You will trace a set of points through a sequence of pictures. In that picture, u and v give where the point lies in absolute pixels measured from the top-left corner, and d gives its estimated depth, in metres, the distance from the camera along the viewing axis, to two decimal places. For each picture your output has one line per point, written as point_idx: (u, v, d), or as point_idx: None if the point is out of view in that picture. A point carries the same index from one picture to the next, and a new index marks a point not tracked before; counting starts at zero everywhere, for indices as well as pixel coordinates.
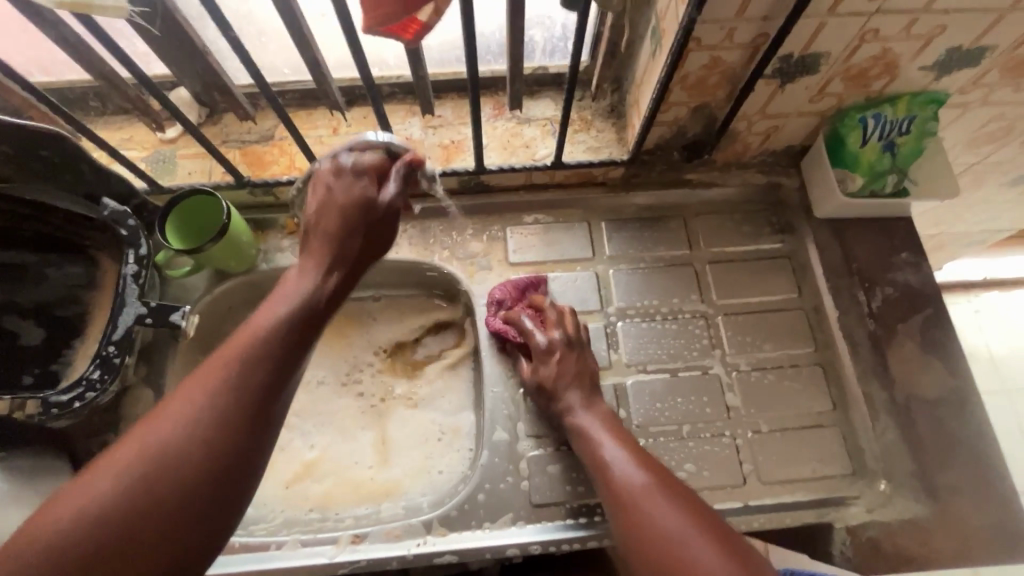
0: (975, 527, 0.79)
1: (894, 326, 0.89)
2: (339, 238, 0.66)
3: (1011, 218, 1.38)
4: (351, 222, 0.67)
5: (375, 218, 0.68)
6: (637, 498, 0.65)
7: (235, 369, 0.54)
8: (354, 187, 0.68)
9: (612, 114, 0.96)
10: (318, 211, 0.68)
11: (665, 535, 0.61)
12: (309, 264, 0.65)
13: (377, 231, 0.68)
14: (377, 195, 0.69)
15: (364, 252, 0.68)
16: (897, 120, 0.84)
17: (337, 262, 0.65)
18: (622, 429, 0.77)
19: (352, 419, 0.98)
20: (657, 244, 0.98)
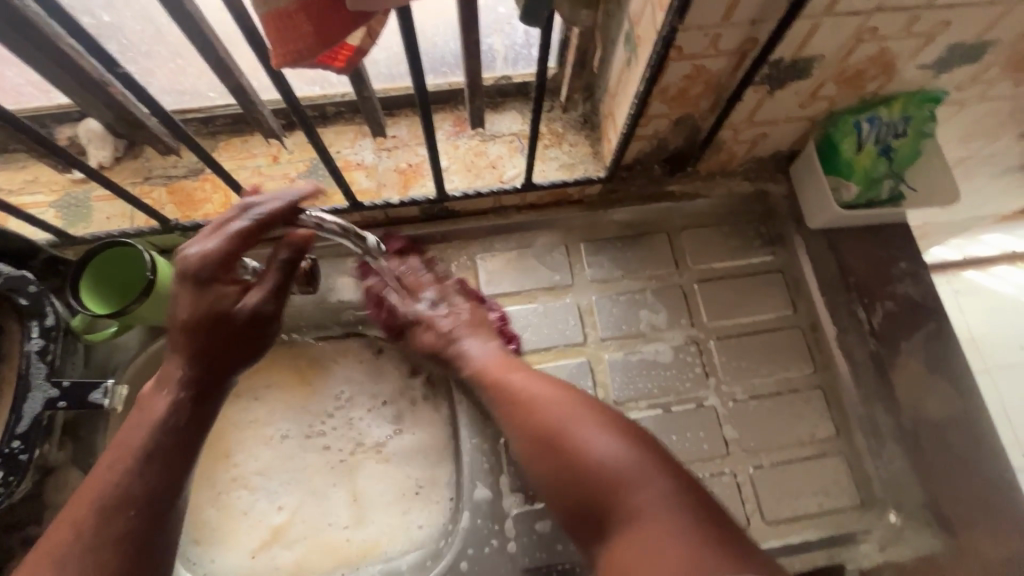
0: (991, 558, 0.74)
1: (897, 344, 0.83)
2: (194, 349, 0.60)
3: (998, 204, 1.34)
4: (221, 328, 0.60)
5: (238, 331, 0.62)
6: (564, 432, 0.63)
7: (101, 517, 0.54)
8: (203, 298, 0.60)
9: (585, 126, 0.87)
10: (177, 316, 0.60)
11: (594, 454, 0.61)
12: (163, 377, 0.61)
13: (245, 339, 0.62)
14: (234, 304, 0.61)
15: (226, 363, 0.62)
16: (893, 121, 0.78)
17: (193, 379, 0.61)
18: (540, 372, 0.73)
19: (318, 477, 0.88)
20: (641, 265, 0.90)
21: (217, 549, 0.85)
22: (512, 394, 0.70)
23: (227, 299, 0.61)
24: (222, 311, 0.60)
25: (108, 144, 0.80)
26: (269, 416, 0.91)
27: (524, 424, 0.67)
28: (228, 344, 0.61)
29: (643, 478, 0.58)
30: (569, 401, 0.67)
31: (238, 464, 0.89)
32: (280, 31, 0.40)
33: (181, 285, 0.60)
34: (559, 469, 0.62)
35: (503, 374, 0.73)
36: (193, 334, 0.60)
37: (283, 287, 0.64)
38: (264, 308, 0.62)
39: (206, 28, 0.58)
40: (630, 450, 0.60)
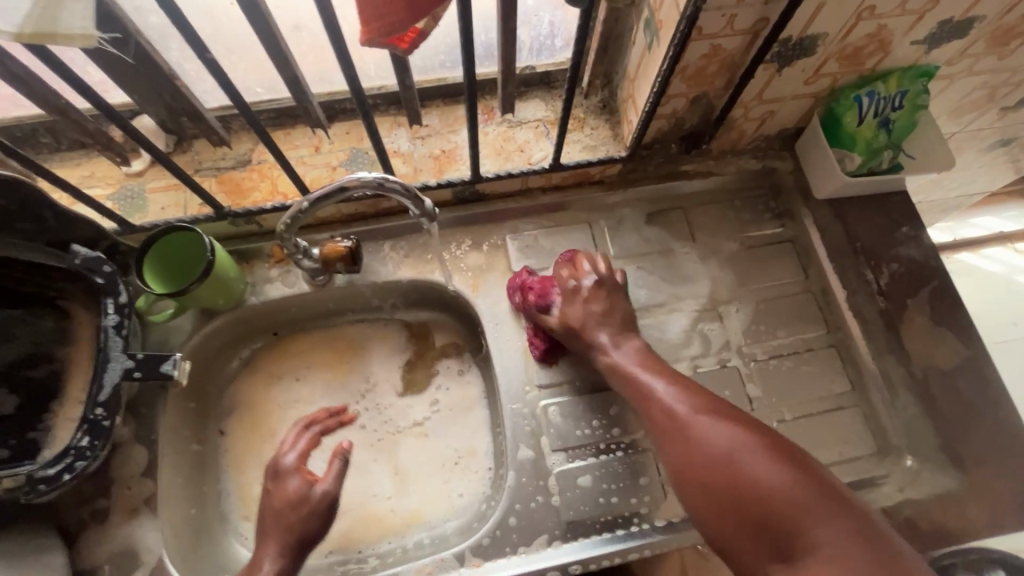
0: (1003, 493, 0.80)
1: (904, 302, 0.89)
2: (279, 535, 0.70)
3: (985, 181, 1.42)
4: (304, 510, 0.71)
5: (314, 513, 0.72)
6: (710, 449, 0.63)
7: None
8: (288, 487, 0.73)
9: (604, 111, 0.93)
10: (265, 505, 0.73)
11: (761, 481, 0.59)
12: (256, 559, 0.69)
13: (318, 521, 0.72)
14: (311, 487, 0.73)
15: (306, 540, 0.71)
16: (891, 96, 0.84)
17: (286, 556, 0.69)
18: (678, 377, 0.74)
19: (362, 450, 0.93)
20: (661, 240, 0.95)
21: None
22: (654, 406, 0.71)
23: (301, 484, 0.73)
24: (301, 494, 0.72)
25: (160, 138, 0.84)
26: (312, 396, 0.93)
27: (665, 440, 0.68)
28: (309, 522, 0.71)
29: (813, 514, 0.56)
30: (721, 417, 0.66)
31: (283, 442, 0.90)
32: (374, 7, 0.47)
33: (265, 482, 0.74)
34: (713, 490, 0.62)
35: (635, 373, 0.75)
36: (281, 515, 0.71)
37: (342, 474, 0.74)
38: (330, 491, 0.73)
39: (272, 20, 0.63)
40: (800, 480, 0.58)
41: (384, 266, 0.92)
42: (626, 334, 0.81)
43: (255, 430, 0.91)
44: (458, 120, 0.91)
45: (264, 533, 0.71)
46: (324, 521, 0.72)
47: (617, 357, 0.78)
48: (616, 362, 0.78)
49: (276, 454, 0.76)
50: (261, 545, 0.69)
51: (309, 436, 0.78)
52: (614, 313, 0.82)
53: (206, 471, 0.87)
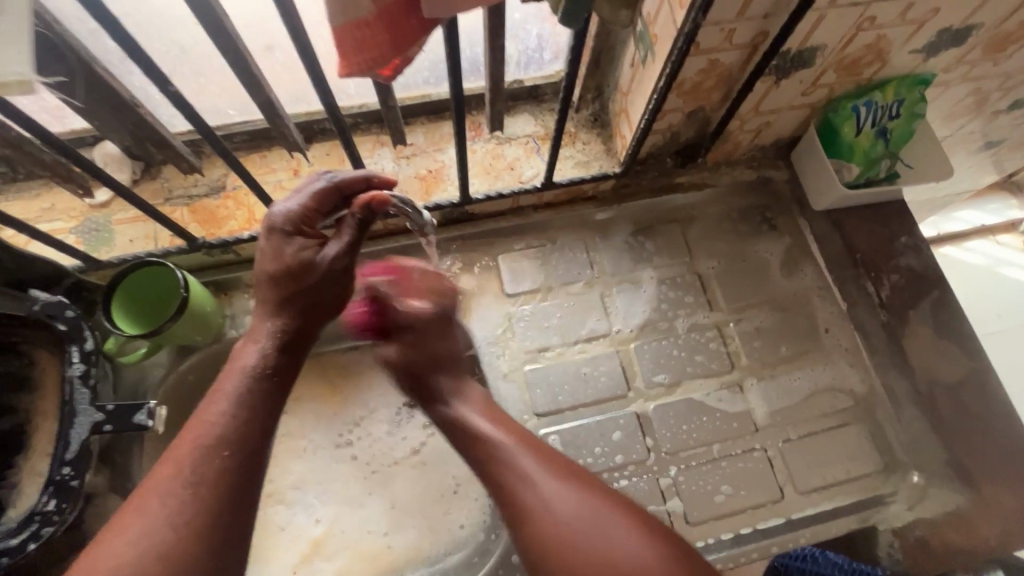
0: (1011, 508, 0.78)
1: (906, 314, 0.87)
2: (279, 307, 0.62)
3: (974, 180, 1.42)
4: (306, 300, 0.62)
5: (321, 281, 0.63)
6: (625, 565, 0.55)
7: (200, 461, 0.53)
8: (287, 249, 0.62)
9: (596, 124, 0.90)
10: (266, 272, 0.62)
11: (623, 554, 0.56)
12: (254, 331, 0.62)
13: (323, 291, 0.63)
14: (316, 254, 0.63)
15: (321, 318, 0.64)
16: (887, 105, 0.82)
17: (285, 348, 0.61)
18: (516, 426, 0.67)
19: (355, 484, 0.89)
20: (658, 255, 0.93)
21: (257, 568, 0.85)
22: (474, 448, 0.65)
23: (305, 248, 0.62)
24: (305, 260, 0.62)
25: (126, 166, 0.79)
26: (301, 429, 0.91)
27: (513, 515, 0.60)
28: (316, 293, 0.63)
29: (642, 560, 0.55)
30: (572, 476, 0.61)
31: (272, 480, 0.89)
32: (355, 40, 0.42)
33: (266, 242, 0.63)
34: (569, 573, 0.56)
35: (456, 408, 0.69)
36: (281, 284, 0.61)
37: (358, 243, 0.64)
38: (342, 260, 0.63)
39: (240, 43, 0.59)
40: (649, 545, 0.57)
41: None
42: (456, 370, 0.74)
43: None
44: (444, 138, 0.87)
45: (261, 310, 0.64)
46: (344, 290, 0.65)
47: (461, 412, 0.69)
48: (458, 415, 0.69)
49: (283, 206, 0.63)
50: (257, 319, 0.62)
51: (324, 187, 0.64)
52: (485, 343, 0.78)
53: None
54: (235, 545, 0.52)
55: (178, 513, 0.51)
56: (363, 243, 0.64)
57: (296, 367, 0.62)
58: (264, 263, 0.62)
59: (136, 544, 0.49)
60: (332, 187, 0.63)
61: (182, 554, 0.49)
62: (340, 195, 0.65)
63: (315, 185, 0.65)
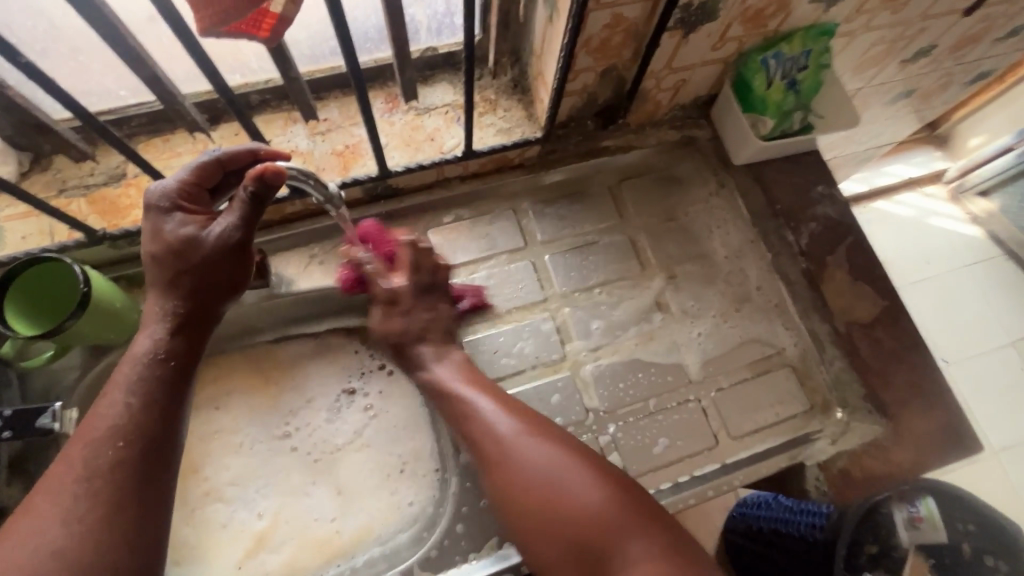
0: (925, 435, 0.83)
1: (824, 260, 0.91)
2: (166, 289, 0.60)
3: (892, 132, 1.48)
4: (196, 278, 0.60)
5: (210, 259, 0.60)
6: (585, 508, 0.65)
7: (94, 454, 0.52)
8: (167, 227, 0.60)
9: (516, 90, 0.89)
10: (152, 253, 0.61)
11: (582, 502, 0.65)
12: (146, 317, 0.61)
13: (212, 271, 0.61)
14: (202, 231, 0.61)
15: (215, 297, 0.62)
16: (794, 56, 0.84)
17: (177, 331, 0.60)
18: (508, 401, 0.74)
19: (298, 472, 0.87)
20: (588, 219, 0.93)
21: (200, 567, 0.82)
22: (483, 435, 0.71)
23: (190, 227, 0.61)
24: (189, 237, 0.60)
25: (11, 158, 0.73)
26: (236, 423, 0.89)
27: (491, 468, 0.70)
28: (205, 272, 0.61)
29: (631, 531, 0.63)
30: (545, 437, 0.70)
31: (209, 477, 0.86)
32: None
33: (147, 222, 0.61)
34: (541, 518, 0.66)
35: (465, 392, 0.75)
36: (164, 263, 0.60)
37: (252, 219, 0.62)
38: (230, 234, 0.60)
39: (108, 12, 0.55)
40: (609, 498, 0.65)
41: (298, 277, 0.86)
42: (439, 355, 0.80)
43: None
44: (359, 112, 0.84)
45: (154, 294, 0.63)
46: (237, 267, 0.62)
47: (441, 375, 0.78)
48: (436, 377, 0.78)
49: (161, 182, 0.62)
50: (146, 303, 0.61)
51: (206, 162, 0.63)
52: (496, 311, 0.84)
53: None
54: (139, 534, 0.51)
55: (74, 508, 0.50)
56: (257, 219, 0.62)
57: (197, 349, 0.62)
58: (149, 241, 0.61)
59: (26, 544, 0.49)
60: (214, 162, 0.63)
61: (81, 546, 0.49)
62: (225, 170, 0.64)
63: (196, 161, 0.63)
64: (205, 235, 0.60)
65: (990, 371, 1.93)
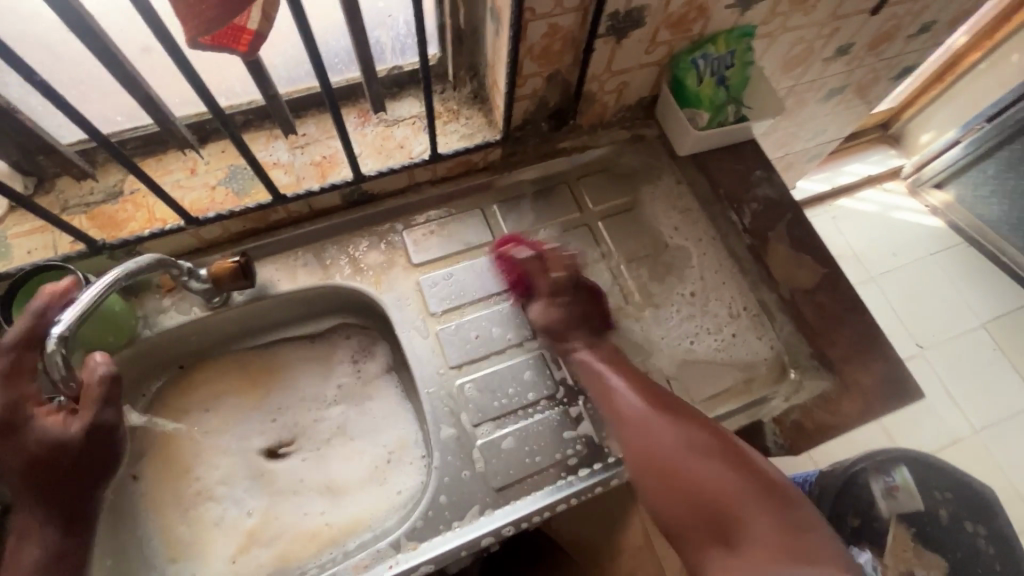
0: (869, 385, 0.89)
1: (767, 235, 0.98)
2: (31, 495, 0.65)
3: (835, 128, 1.60)
4: (60, 471, 0.65)
5: (80, 452, 0.67)
6: (708, 487, 0.72)
7: None
8: (22, 440, 0.63)
9: (476, 101, 0.98)
10: (2, 465, 0.63)
11: (715, 485, 0.72)
12: (22, 530, 0.65)
13: (83, 459, 0.67)
14: (60, 430, 0.66)
15: (86, 486, 0.68)
16: (721, 56, 0.94)
17: (61, 529, 0.66)
18: (639, 377, 0.84)
19: (291, 467, 0.93)
20: (551, 213, 1.02)
21: (197, 564, 0.86)
22: (619, 404, 0.81)
23: (53, 425, 0.66)
24: (49, 444, 0.64)
25: (17, 181, 0.80)
26: (226, 425, 0.94)
27: (624, 428, 0.80)
28: (68, 469, 0.66)
29: (754, 504, 0.70)
30: (669, 418, 0.78)
31: (200, 476, 0.90)
32: (189, 6, 0.50)
33: None
34: (676, 495, 0.73)
35: (602, 368, 0.85)
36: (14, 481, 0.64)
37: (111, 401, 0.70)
38: (72, 434, 0.66)
39: (107, 41, 0.63)
40: (738, 476, 0.72)
41: (280, 279, 0.92)
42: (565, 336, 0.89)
43: (170, 469, 0.90)
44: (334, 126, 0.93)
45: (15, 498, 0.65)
46: (108, 445, 0.70)
47: (533, 317, 0.91)
48: (584, 358, 0.87)
49: None
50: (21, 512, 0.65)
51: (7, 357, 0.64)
52: (558, 283, 0.91)
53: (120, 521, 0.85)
54: None
55: None
56: (110, 407, 0.69)
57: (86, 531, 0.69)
58: None
59: None
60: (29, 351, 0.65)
61: None
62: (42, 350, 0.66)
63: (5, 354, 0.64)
64: (49, 434, 0.65)
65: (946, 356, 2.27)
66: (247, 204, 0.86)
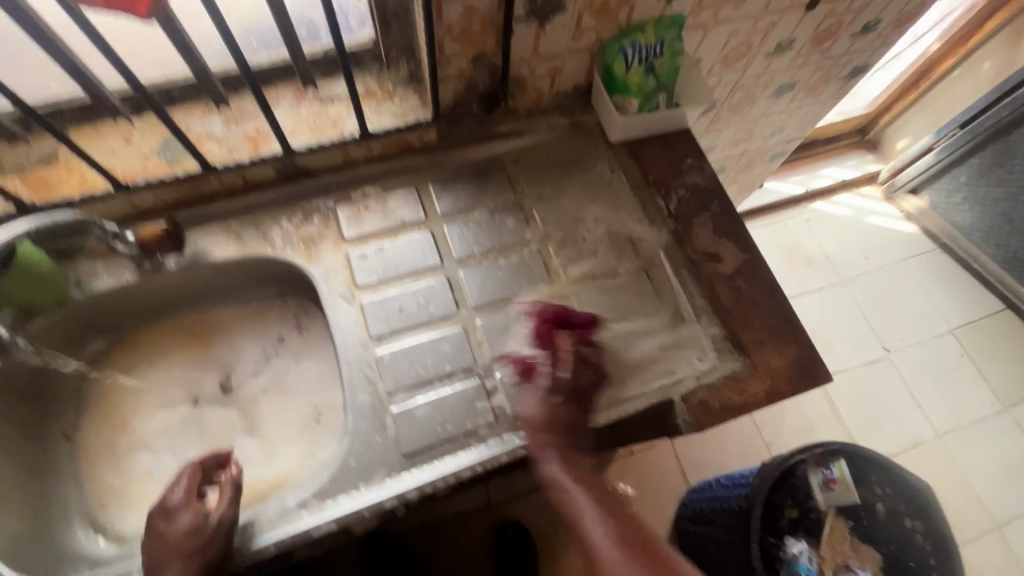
0: (778, 367, 0.91)
1: (691, 221, 1.01)
2: (172, 561, 0.72)
3: (794, 126, 1.63)
4: (187, 552, 0.72)
5: (211, 539, 0.74)
6: None
7: None
8: (173, 524, 0.74)
9: (412, 82, 1.01)
10: (167, 537, 0.73)
11: None
12: None
13: (211, 546, 0.74)
14: (200, 517, 0.75)
15: (203, 567, 0.73)
16: (650, 45, 0.96)
17: None
18: (576, 453, 0.82)
19: (218, 426, 0.96)
20: (484, 194, 1.04)
21: (124, 511, 0.89)
22: (559, 479, 0.80)
23: (192, 518, 0.75)
24: (194, 525, 0.74)
25: None
26: (163, 381, 0.98)
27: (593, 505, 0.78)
28: (195, 547, 0.73)
29: None
30: (606, 507, 0.78)
31: (137, 430, 0.94)
32: None
33: (179, 492, 0.77)
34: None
35: (543, 452, 0.82)
36: (182, 548, 0.72)
37: (236, 499, 0.77)
38: (224, 518, 0.75)
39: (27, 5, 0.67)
40: None
41: (216, 248, 0.94)
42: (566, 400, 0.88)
43: (104, 421, 0.95)
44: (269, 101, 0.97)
45: (160, 567, 0.72)
46: (226, 539, 0.75)
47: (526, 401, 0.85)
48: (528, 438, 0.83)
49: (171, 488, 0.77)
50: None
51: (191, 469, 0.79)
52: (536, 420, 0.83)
53: (47, 471, 0.89)
54: None
55: None
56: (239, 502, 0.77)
57: None
58: (167, 525, 0.74)
59: None
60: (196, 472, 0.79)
61: None
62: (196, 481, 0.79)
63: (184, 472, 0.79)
64: (189, 518, 0.74)
65: (912, 359, 2.26)
66: (176, 173, 0.89)
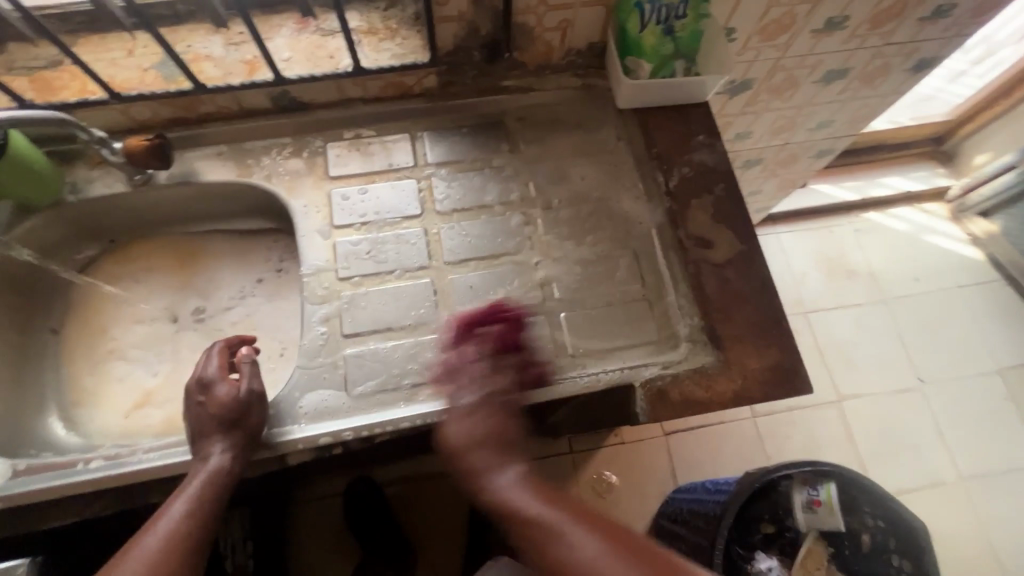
0: (754, 368, 0.84)
1: (689, 201, 0.94)
2: (213, 423, 0.75)
3: (845, 122, 1.49)
4: (230, 415, 0.76)
5: (250, 401, 0.78)
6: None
7: (164, 555, 0.66)
8: (214, 391, 0.77)
9: (416, 23, 0.98)
10: (206, 404, 0.77)
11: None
12: (204, 449, 0.75)
13: (252, 409, 0.78)
14: (235, 386, 0.78)
15: (250, 427, 0.77)
16: (672, 4, 0.88)
17: (233, 439, 0.76)
18: (511, 451, 0.75)
19: (190, 343, 0.99)
20: (478, 148, 1.00)
21: (94, 410, 0.94)
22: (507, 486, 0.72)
23: (230, 388, 0.78)
24: (232, 393, 0.77)
25: None
26: (148, 295, 1.02)
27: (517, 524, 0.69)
28: (240, 408, 0.77)
29: None
30: (552, 515, 0.69)
31: (117, 336, 0.99)
32: None
33: (213, 368, 0.80)
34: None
35: (478, 449, 0.76)
36: (225, 411, 0.76)
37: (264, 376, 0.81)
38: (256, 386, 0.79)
39: None
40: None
41: (205, 170, 0.95)
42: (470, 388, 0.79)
43: (88, 324, 1.00)
44: (270, 29, 0.97)
45: (202, 429, 0.76)
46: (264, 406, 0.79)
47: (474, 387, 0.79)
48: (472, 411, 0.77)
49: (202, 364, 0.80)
50: (207, 435, 0.75)
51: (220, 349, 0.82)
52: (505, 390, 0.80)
53: (31, 359, 0.95)
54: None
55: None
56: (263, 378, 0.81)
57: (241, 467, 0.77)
58: (213, 395, 0.77)
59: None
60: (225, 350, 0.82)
61: None
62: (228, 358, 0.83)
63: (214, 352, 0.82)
64: (230, 385, 0.78)
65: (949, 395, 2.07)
66: (169, 89, 0.91)
